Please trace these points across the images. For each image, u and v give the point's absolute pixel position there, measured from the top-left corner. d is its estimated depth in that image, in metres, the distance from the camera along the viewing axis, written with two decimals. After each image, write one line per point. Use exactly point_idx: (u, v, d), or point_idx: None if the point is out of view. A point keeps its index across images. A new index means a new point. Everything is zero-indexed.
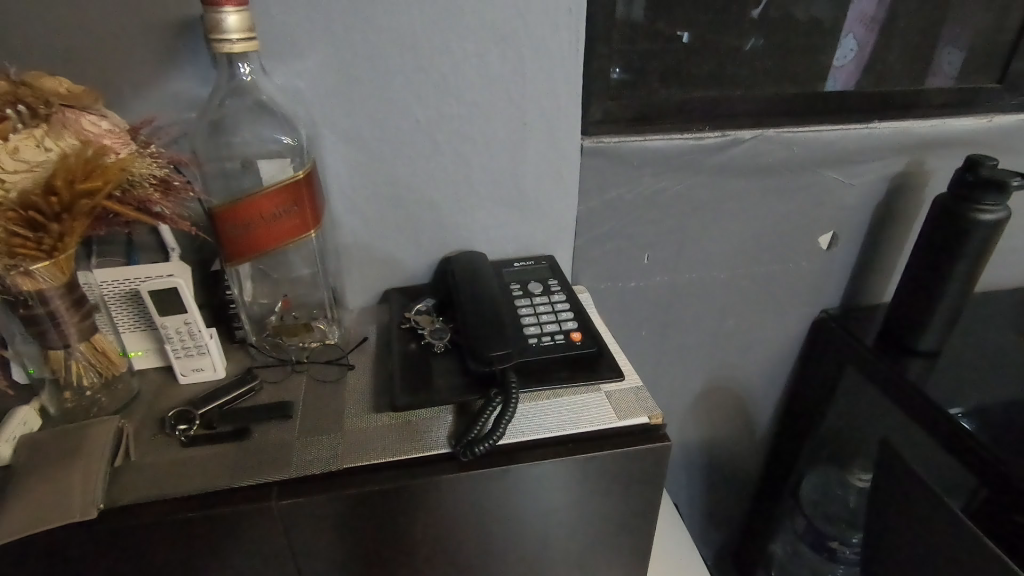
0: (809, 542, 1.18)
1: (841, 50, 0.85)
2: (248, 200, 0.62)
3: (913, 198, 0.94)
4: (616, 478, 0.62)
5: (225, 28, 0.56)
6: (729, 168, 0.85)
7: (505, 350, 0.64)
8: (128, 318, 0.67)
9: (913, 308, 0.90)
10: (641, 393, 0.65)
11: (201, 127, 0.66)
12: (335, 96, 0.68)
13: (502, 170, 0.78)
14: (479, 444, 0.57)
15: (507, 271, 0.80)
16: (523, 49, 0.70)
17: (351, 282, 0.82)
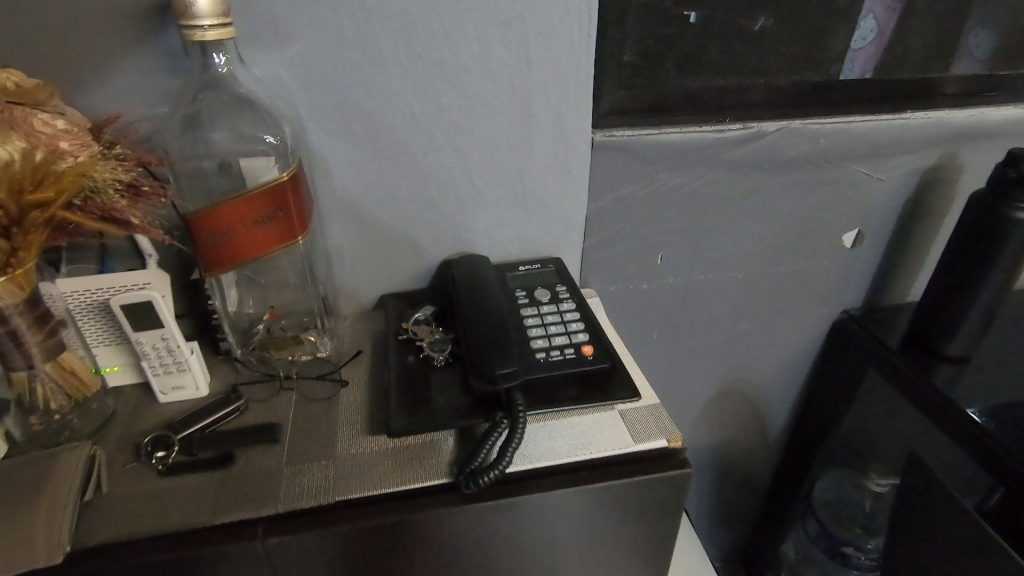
0: (821, 547, 1.13)
1: (861, 32, 0.79)
2: (228, 205, 0.56)
3: (945, 193, 0.88)
4: (632, 506, 0.57)
5: (196, 13, 0.50)
6: (750, 162, 0.79)
7: (511, 368, 0.59)
8: (99, 331, 0.61)
9: (944, 311, 0.84)
10: (659, 413, 0.60)
11: (176, 124, 0.60)
12: (323, 88, 0.62)
13: (505, 166, 0.72)
14: (484, 474, 0.53)
15: (512, 276, 0.74)
16: (529, 34, 0.64)
17: (345, 288, 0.77)
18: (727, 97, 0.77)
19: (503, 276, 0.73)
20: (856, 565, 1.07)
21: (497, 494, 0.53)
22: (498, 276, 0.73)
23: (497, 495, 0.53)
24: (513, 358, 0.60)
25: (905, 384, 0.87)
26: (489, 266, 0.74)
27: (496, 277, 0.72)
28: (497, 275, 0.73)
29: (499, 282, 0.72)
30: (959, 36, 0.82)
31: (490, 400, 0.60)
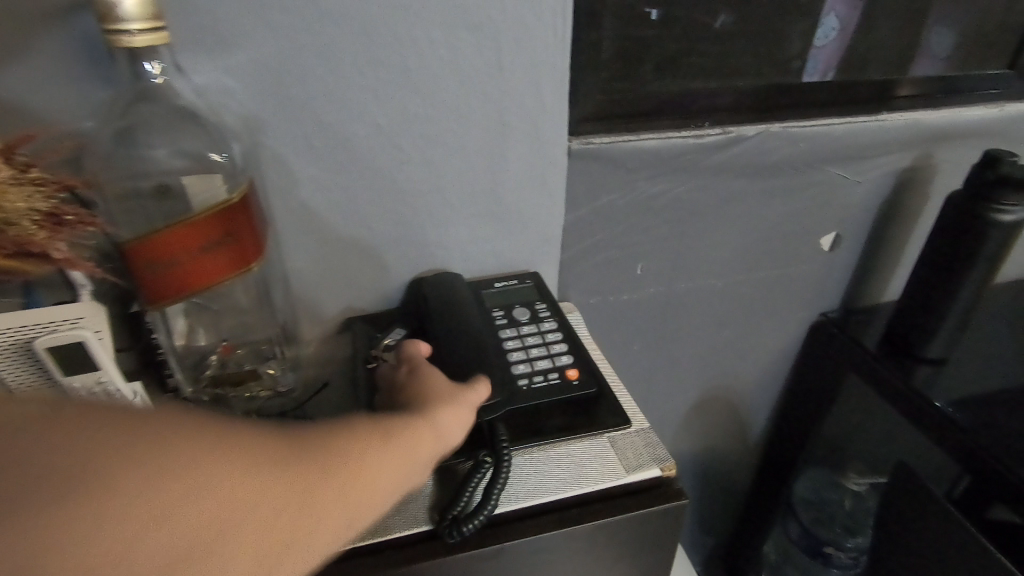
0: (802, 547, 1.14)
1: (823, 29, 0.77)
2: (170, 232, 0.50)
3: (919, 193, 0.88)
4: (626, 542, 0.54)
5: (122, 16, 0.44)
6: (730, 167, 0.76)
7: (495, 400, 0.56)
8: (22, 374, 0.53)
9: (923, 313, 0.84)
10: (651, 439, 0.57)
11: (106, 140, 0.53)
12: (274, 98, 0.56)
13: (478, 178, 0.67)
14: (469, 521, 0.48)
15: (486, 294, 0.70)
16: (500, 36, 0.59)
17: (306, 312, 0.70)
18: (705, 101, 0.74)
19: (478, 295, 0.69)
20: (836, 563, 1.09)
21: (483, 542, 0.49)
22: (472, 294, 0.69)
23: (481, 543, 0.49)
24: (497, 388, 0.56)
25: (886, 387, 0.87)
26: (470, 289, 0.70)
27: (470, 297, 0.68)
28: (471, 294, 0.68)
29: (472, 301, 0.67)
30: (929, 36, 0.82)
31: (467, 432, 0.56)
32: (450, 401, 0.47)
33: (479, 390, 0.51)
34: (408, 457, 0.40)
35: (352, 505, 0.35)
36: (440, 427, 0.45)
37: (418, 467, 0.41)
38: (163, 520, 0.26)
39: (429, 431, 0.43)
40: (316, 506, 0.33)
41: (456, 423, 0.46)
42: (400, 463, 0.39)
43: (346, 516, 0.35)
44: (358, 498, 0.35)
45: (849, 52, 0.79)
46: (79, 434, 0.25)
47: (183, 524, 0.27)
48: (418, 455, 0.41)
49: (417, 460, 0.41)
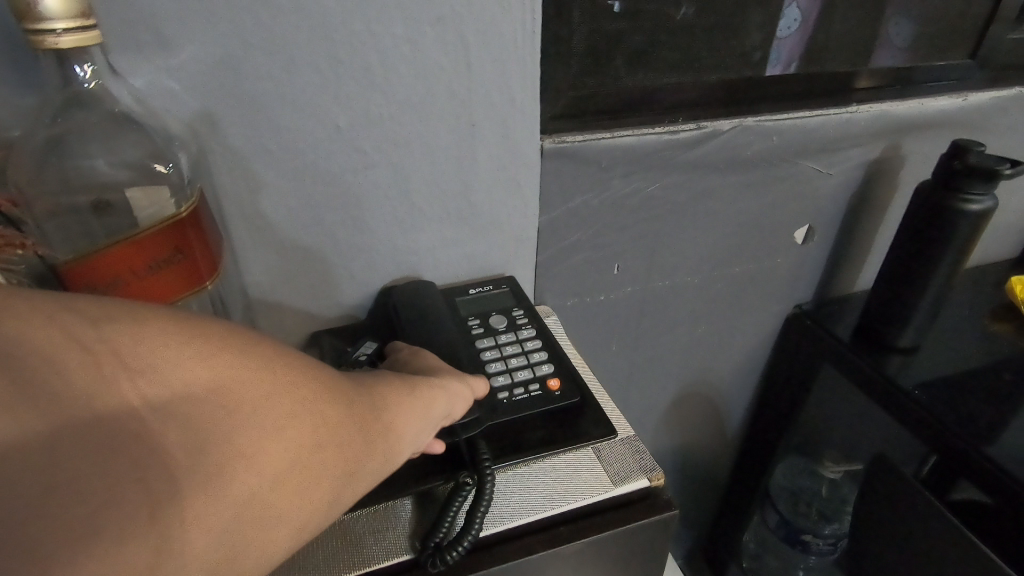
0: (781, 536, 1.14)
1: (785, 20, 0.75)
2: (110, 252, 0.45)
3: (887, 184, 0.88)
4: (616, 556, 0.52)
5: (44, 14, 0.39)
6: (704, 164, 0.75)
7: (474, 416, 0.53)
8: None
9: (894, 303, 0.85)
10: (636, 448, 0.55)
11: (32, 153, 0.48)
12: (223, 102, 0.52)
13: (447, 181, 0.64)
14: (451, 549, 0.46)
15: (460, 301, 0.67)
16: (467, 32, 0.56)
17: (269, 327, 0.66)
18: (677, 96, 0.73)
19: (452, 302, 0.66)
20: (815, 551, 1.08)
21: (469, 567, 0.46)
22: (445, 301, 0.65)
23: (466, 568, 0.46)
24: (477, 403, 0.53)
25: (861, 378, 0.87)
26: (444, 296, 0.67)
27: (443, 304, 0.64)
28: (444, 301, 0.65)
29: (445, 309, 0.64)
30: (893, 27, 0.82)
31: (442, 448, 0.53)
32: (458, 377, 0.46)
33: (479, 382, 0.49)
34: (429, 413, 0.39)
35: (386, 443, 0.34)
36: (453, 397, 0.43)
37: (432, 429, 0.40)
38: (240, 426, 0.26)
39: (445, 395, 0.42)
40: (361, 438, 0.32)
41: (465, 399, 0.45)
42: (423, 416, 0.38)
43: (383, 455, 0.34)
44: (392, 439, 0.34)
45: (816, 44, 0.78)
46: (177, 339, 0.24)
47: (256, 434, 0.26)
48: (435, 417, 0.40)
49: (435, 420, 0.40)
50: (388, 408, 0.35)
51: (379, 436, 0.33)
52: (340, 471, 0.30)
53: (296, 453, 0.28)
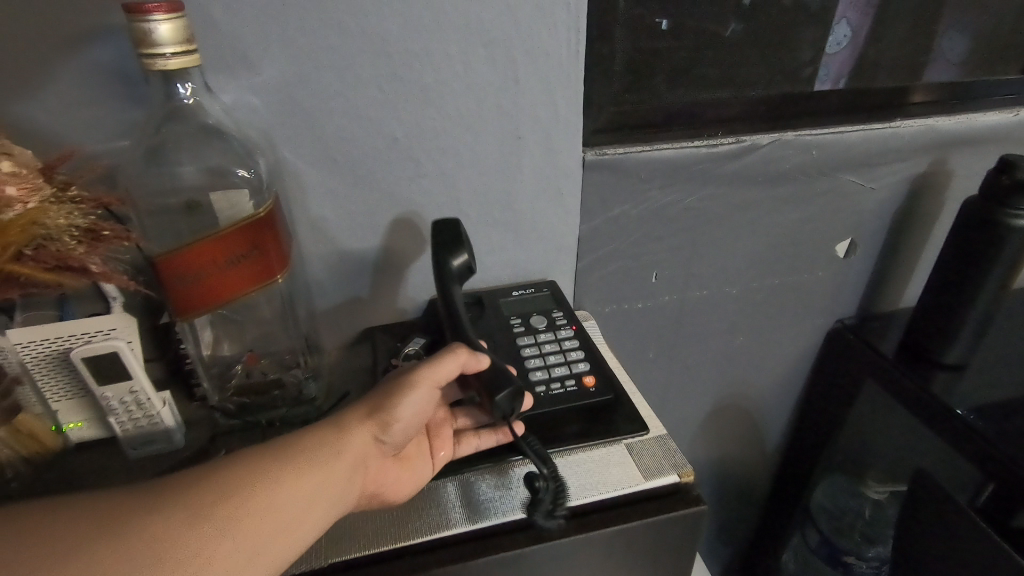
0: (821, 557, 1.09)
1: (835, 37, 0.77)
2: (199, 245, 0.52)
3: (934, 200, 0.88)
4: (644, 547, 0.54)
5: (156, 40, 0.46)
6: (743, 176, 0.77)
7: (506, 394, 0.52)
8: (58, 384, 0.55)
9: (939, 319, 0.84)
10: (668, 446, 0.57)
11: (136, 160, 0.55)
12: (297, 116, 0.58)
13: (495, 191, 0.69)
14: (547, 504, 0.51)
15: (453, 269, 0.64)
16: (515, 52, 0.61)
17: (328, 323, 0.72)
18: (718, 111, 0.75)
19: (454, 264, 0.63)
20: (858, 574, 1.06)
21: (506, 544, 0.50)
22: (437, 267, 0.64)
23: (515, 542, 0.50)
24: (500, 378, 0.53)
25: (905, 394, 0.86)
26: (455, 255, 0.64)
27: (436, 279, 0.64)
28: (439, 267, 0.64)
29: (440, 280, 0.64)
30: (943, 43, 0.82)
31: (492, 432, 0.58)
32: (420, 372, 0.51)
33: (442, 365, 0.51)
34: (379, 420, 0.49)
35: (346, 460, 0.46)
36: (404, 398, 0.50)
37: (390, 429, 0.49)
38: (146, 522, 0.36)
39: (394, 399, 0.50)
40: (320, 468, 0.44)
41: (427, 392, 0.51)
42: (372, 425, 0.48)
43: (347, 468, 0.45)
44: (349, 457, 0.46)
45: (862, 60, 0.80)
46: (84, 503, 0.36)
47: (156, 522, 0.36)
48: (393, 419, 0.49)
49: (393, 421, 0.49)
50: (336, 435, 0.46)
51: (336, 460, 0.45)
52: (318, 496, 0.43)
53: (274, 502, 0.40)
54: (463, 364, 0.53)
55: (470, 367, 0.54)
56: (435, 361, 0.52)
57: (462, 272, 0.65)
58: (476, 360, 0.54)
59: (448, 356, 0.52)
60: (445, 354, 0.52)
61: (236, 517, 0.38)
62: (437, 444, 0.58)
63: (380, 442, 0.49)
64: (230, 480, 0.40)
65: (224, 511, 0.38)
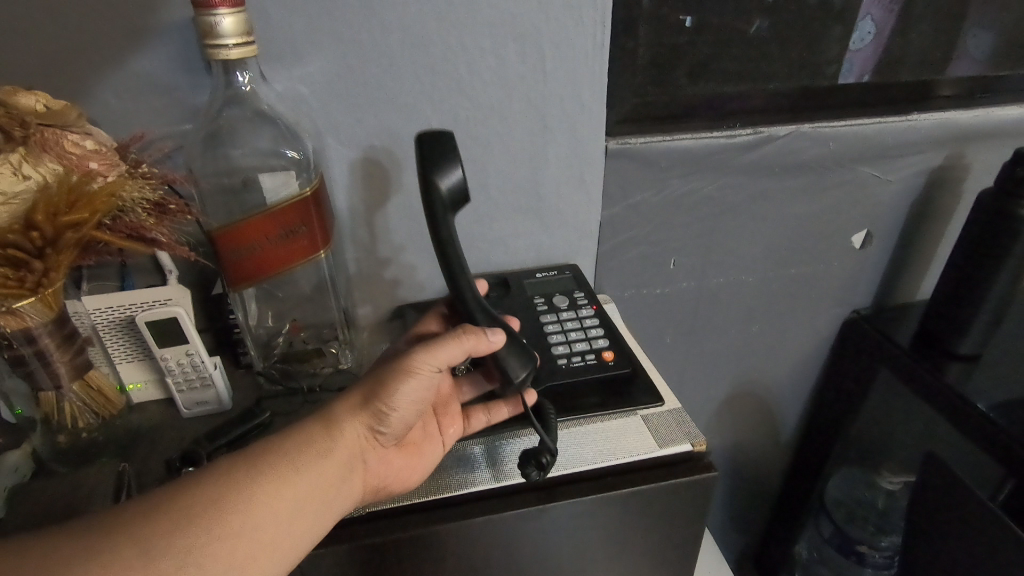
0: (835, 546, 1.13)
1: (859, 33, 0.80)
2: (250, 220, 0.57)
3: (951, 193, 0.90)
4: (657, 510, 0.58)
5: (220, 32, 0.51)
6: (762, 166, 0.80)
7: (525, 373, 0.55)
8: (122, 347, 0.61)
9: (955, 308, 0.85)
10: (682, 418, 0.60)
11: (196, 142, 0.60)
12: (341, 103, 0.63)
13: (521, 177, 0.72)
14: (543, 457, 0.53)
15: (442, 194, 0.57)
16: (544, 45, 0.64)
17: (362, 299, 0.77)
18: (739, 103, 0.78)
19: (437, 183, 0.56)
20: (871, 563, 1.08)
21: (524, 501, 0.54)
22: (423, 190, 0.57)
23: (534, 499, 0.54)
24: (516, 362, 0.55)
25: (919, 383, 0.88)
26: (439, 174, 0.56)
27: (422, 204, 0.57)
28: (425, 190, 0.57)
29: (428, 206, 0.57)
30: (965, 38, 0.84)
31: (502, 405, 0.61)
32: (419, 358, 0.50)
33: (439, 350, 0.50)
34: (372, 411, 0.50)
35: (338, 457, 0.48)
36: (400, 387, 0.50)
37: (384, 419, 0.50)
38: (109, 545, 0.37)
39: (388, 388, 0.50)
40: (314, 468, 0.46)
41: (425, 378, 0.50)
42: (364, 418, 0.50)
43: (341, 462, 0.48)
44: (341, 454, 0.48)
45: (886, 55, 0.81)
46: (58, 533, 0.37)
47: (121, 544, 0.37)
48: (384, 411, 0.50)
49: (387, 412, 0.50)
50: (327, 432, 0.48)
51: (326, 459, 0.47)
52: (314, 493, 0.45)
53: (271, 506, 0.43)
54: (469, 348, 0.52)
55: (475, 350, 0.53)
56: (431, 348, 0.50)
57: (454, 197, 0.57)
58: (483, 341, 0.53)
59: (448, 341, 0.51)
60: (446, 340, 0.51)
61: (219, 539, 0.40)
62: (447, 422, 0.61)
63: (376, 432, 0.51)
64: (209, 499, 0.41)
65: (200, 524, 0.40)
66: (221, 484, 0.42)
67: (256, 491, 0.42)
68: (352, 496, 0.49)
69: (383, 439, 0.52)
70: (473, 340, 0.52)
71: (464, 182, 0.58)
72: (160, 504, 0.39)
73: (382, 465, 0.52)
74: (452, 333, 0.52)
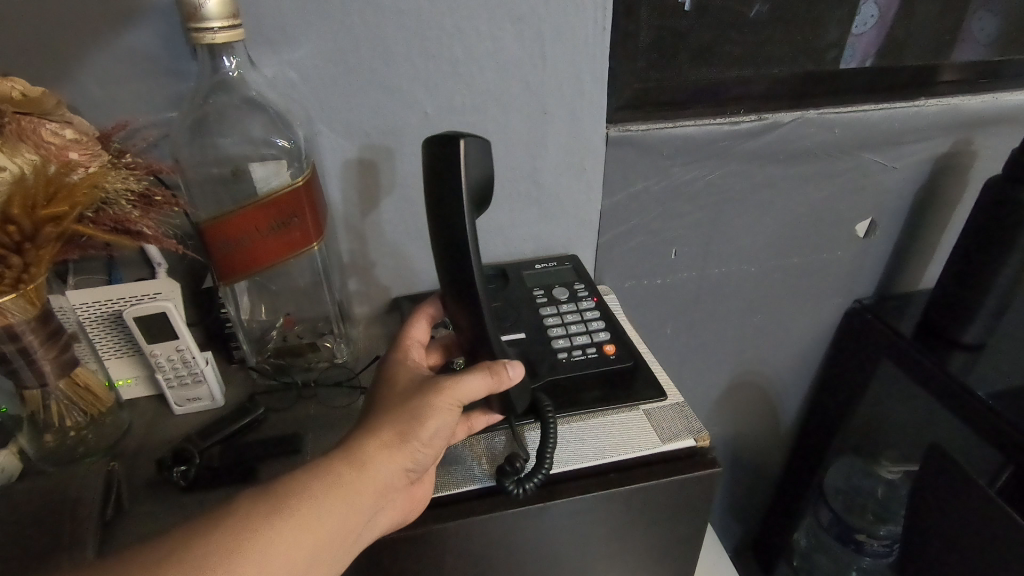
0: (833, 535, 1.10)
1: (862, 17, 0.77)
2: (241, 212, 0.55)
3: (956, 181, 0.88)
4: (659, 506, 0.57)
5: (206, 15, 0.48)
6: (765, 153, 0.78)
7: (523, 402, 0.55)
8: (111, 343, 0.60)
9: (959, 297, 0.84)
10: (685, 412, 0.59)
11: (183, 130, 0.58)
12: (332, 91, 0.60)
13: (520, 166, 0.71)
14: (517, 463, 0.52)
15: (470, 193, 0.52)
16: (543, 29, 0.62)
17: (358, 292, 0.75)
18: (742, 88, 0.76)
19: (468, 180, 0.51)
20: (868, 552, 1.06)
21: (526, 499, 0.53)
22: (447, 186, 0.52)
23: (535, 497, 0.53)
24: (515, 392, 0.54)
25: (920, 373, 0.87)
26: (468, 170, 0.51)
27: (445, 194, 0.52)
28: (450, 187, 0.52)
29: (453, 201, 0.52)
30: (973, 21, 0.81)
31: (482, 413, 0.57)
32: (446, 392, 0.49)
33: (465, 384, 0.50)
34: (405, 451, 0.47)
35: (366, 500, 0.45)
36: (430, 422, 0.48)
37: (416, 458, 0.48)
38: None
39: (420, 425, 0.47)
40: (338, 513, 0.43)
41: (451, 412, 0.49)
42: (398, 458, 0.47)
43: (369, 505, 0.45)
44: (371, 497, 0.45)
45: (892, 40, 0.79)
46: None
47: None
48: (414, 448, 0.47)
49: (418, 450, 0.48)
50: (356, 472, 0.45)
51: (353, 502, 0.44)
52: (333, 538, 0.43)
53: (292, 557, 0.41)
54: (491, 386, 0.51)
55: (496, 388, 0.52)
56: (458, 382, 0.49)
57: (477, 198, 0.53)
58: (504, 376, 0.52)
59: (475, 375, 0.50)
60: (472, 374, 0.50)
61: None
62: None
63: (408, 472, 0.48)
64: (226, 547, 0.39)
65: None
66: (236, 530, 0.40)
67: (275, 539, 0.40)
68: (370, 535, 0.47)
69: (412, 478, 0.49)
70: (498, 377, 0.51)
71: (489, 182, 0.54)
72: (168, 556, 0.37)
73: (407, 502, 0.50)
74: (476, 368, 0.51)
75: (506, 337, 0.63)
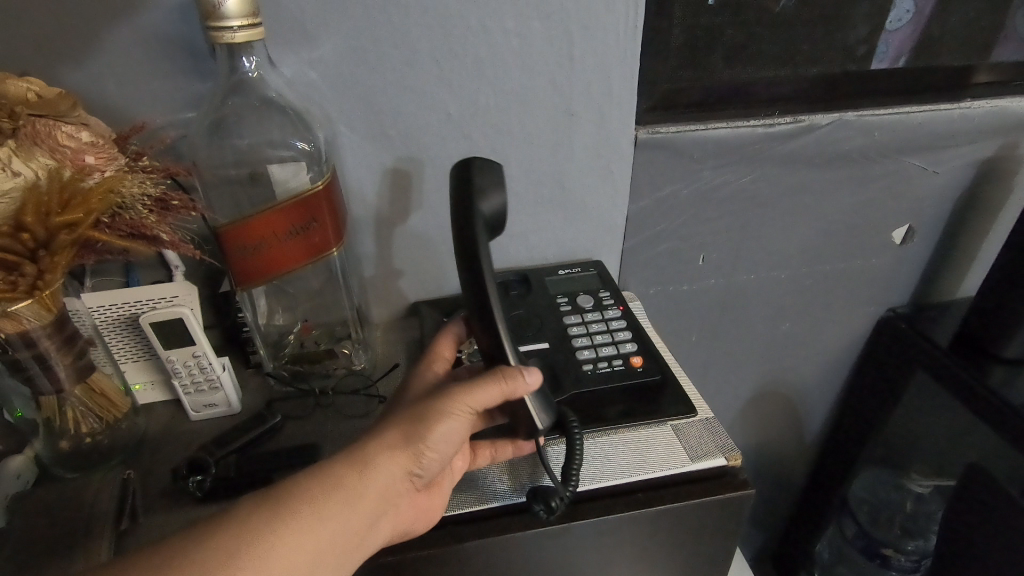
0: (858, 548, 1.09)
1: (896, 11, 0.72)
2: (259, 216, 0.53)
3: (1000, 186, 0.84)
4: (687, 527, 0.54)
5: (225, 13, 0.47)
6: (799, 157, 0.75)
7: (548, 419, 0.51)
8: (127, 347, 0.59)
9: (1001, 307, 0.80)
10: (715, 428, 0.57)
11: (201, 131, 0.57)
12: (354, 91, 0.59)
13: (545, 169, 0.68)
14: (551, 499, 0.49)
15: (483, 213, 0.54)
16: (572, 27, 0.60)
17: (377, 297, 0.73)
18: (777, 88, 0.73)
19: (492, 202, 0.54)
20: (896, 566, 1.04)
21: (533, 522, 0.50)
22: (461, 210, 0.54)
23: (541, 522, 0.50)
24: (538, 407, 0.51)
25: (956, 384, 0.83)
26: (486, 199, 0.54)
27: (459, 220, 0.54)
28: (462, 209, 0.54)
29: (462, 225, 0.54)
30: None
31: (509, 443, 0.55)
32: (457, 400, 0.46)
33: (477, 393, 0.47)
34: (410, 454, 0.45)
35: (370, 503, 0.43)
36: (438, 425, 0.45)
37: (422, 462, 0.46)
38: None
39: (427, 427, 0.45)
40: (339, 517, 0.42)
41: (463, 419, 0.47)
42: (402, 459, 0.45)
43: (371, 508, 0.43)
44: (372, 499, 0.43)
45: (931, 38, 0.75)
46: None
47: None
48: (424, 453, 0.45)
49: (426, 454, 0.46)
50: (359, 474, 0.43)
51: (356, 507, 0.43)
52: (336, 544, 0.42)
53: (286, 562, 0.39)
54: (502, 394, 0.48)
55: (510, 394, 0.48)
56: (468, 389, 0.47)
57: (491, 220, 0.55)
58: (519, 382, 0.48)
59: (488, 382, 0.47)
60: (484, 383, 0.47)
61: None
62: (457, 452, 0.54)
63: (413, 476, 0.46)
64: (221, 551, 0.38)
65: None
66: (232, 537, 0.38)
67: (272, 543, 0.39)
68: (376, 541, 0.46)
69: (417, 483, 0.47)
70: (511, 383, 0.48)
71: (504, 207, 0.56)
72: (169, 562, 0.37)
73: (414, 508, 0.48)
74: (491, 374, 0.48)
75: (528, 347, 0.61)
